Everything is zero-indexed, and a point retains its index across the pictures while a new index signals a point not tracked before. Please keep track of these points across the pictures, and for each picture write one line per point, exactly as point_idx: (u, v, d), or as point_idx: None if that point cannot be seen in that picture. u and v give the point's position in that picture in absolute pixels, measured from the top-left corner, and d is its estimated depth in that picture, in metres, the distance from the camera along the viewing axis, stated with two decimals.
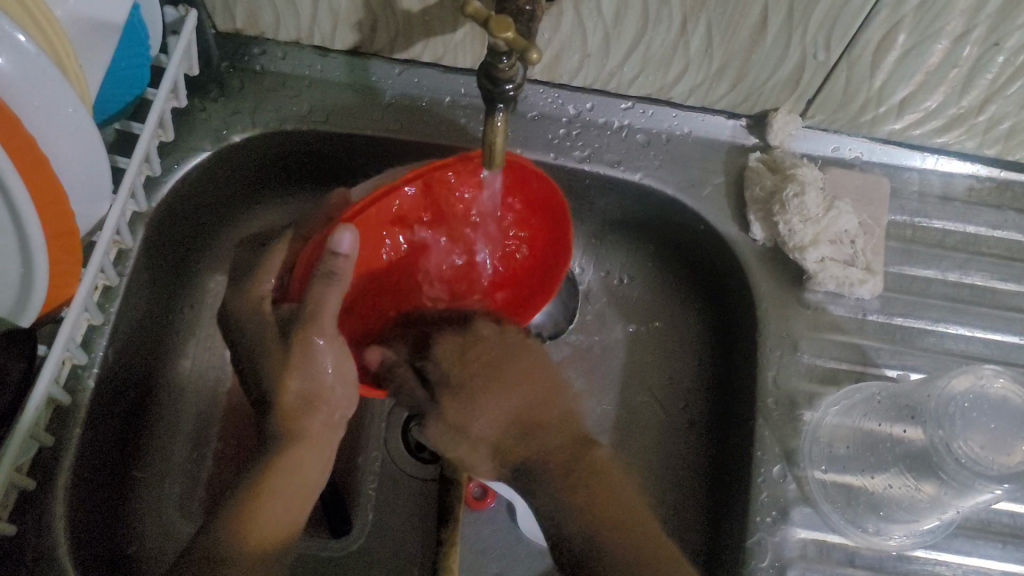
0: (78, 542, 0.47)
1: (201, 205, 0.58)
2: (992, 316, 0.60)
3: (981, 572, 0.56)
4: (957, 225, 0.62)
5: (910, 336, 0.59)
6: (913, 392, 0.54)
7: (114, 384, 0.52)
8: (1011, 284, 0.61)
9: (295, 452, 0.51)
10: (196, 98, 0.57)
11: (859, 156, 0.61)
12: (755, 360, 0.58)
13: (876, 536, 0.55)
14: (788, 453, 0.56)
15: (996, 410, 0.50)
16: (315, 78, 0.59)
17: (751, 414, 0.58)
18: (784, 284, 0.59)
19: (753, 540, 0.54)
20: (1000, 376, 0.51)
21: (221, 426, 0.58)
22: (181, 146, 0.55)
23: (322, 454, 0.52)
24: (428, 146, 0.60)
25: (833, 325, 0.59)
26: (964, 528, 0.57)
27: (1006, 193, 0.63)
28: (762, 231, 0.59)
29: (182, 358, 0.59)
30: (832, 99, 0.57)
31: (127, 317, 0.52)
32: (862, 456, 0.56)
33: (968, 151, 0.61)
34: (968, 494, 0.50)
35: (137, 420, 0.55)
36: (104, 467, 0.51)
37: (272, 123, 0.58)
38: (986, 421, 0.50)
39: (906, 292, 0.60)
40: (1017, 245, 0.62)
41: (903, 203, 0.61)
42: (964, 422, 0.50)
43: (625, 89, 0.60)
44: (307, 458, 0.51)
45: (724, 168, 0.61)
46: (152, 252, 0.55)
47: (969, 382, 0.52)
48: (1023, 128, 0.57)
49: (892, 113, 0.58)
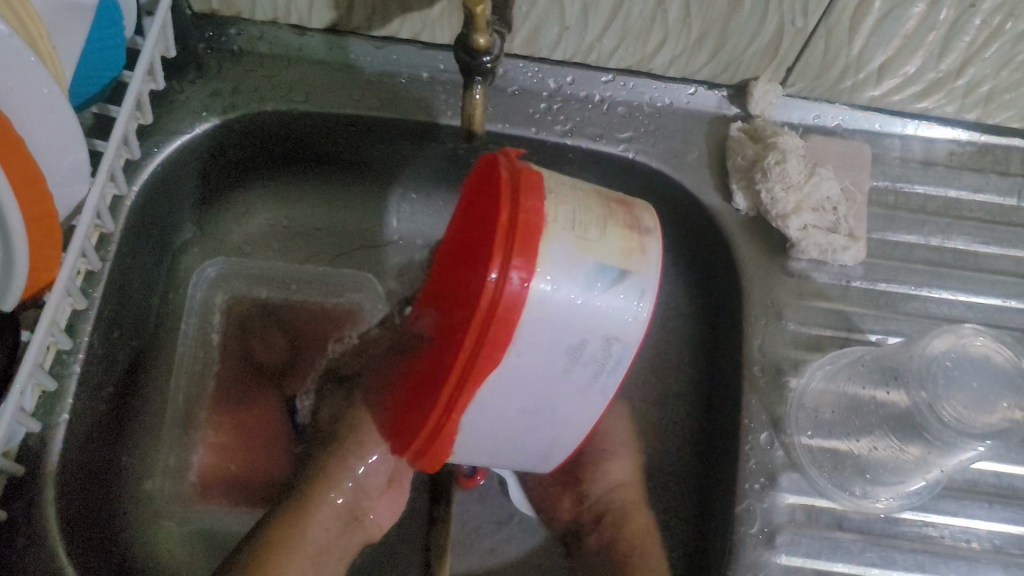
0: (70, 525, 0.50)
1: (188, 189, 0.61)
2: (975, 279, 0.59)
3: (971, 533, 0.53)
4: (939, 190, 0.61)
5: (894, 301, 0.58)
6: (896, 354, 0.51)
7: (102, 367, 0.55)
8: (992, 248, 0.60)
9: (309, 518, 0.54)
10: (175, 80, 0.59)
11: (841, 124, 0.61)
12: (740, 329, 0.57)
13: (863, 500, 0.53)
14: (775, 420, 0.55)
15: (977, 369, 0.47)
16: (294, 57, 0.60)
17: (736, 382, 0.56)
18: (767, 251, 0.58)
19: (742, 507, 0.53)
20: (981, 335, 0.48)
21: (210, 411, 0.62)
22: (162, 127, 0.57)
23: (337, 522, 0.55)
24: (410, 124, 0.60)
25: (818, 292, 0.58)
26: (951, 489, 0.54)
27: (987, 157, 0.62)
28: (745, 200, 0.58)
29: (170, 342, 0.62)
30: (812, 66, 0.57)
31: (108, 302, 0.54)
32: (846, 420, 0.53)
33: (948, 117, 0.61)
34: (952, 454, 0.47)
35: (124, 403, 0.58)
36: (92, 450, 0.54)
37: (251, 103, 0.59)
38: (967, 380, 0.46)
39: (889, 259, 0.59)
40: (997, 208, 0.61)
41: (885, 168, 0.61)
42: (946, 380, 0.47)
43: (605, 61, 0.59)
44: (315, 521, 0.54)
45: (705, 139, 0.60)
46: (135, 240, 0.57)
47: (949, 342, 0.48)
48: (1001, 91, 0.57)
49: (871, 79, 0.57)
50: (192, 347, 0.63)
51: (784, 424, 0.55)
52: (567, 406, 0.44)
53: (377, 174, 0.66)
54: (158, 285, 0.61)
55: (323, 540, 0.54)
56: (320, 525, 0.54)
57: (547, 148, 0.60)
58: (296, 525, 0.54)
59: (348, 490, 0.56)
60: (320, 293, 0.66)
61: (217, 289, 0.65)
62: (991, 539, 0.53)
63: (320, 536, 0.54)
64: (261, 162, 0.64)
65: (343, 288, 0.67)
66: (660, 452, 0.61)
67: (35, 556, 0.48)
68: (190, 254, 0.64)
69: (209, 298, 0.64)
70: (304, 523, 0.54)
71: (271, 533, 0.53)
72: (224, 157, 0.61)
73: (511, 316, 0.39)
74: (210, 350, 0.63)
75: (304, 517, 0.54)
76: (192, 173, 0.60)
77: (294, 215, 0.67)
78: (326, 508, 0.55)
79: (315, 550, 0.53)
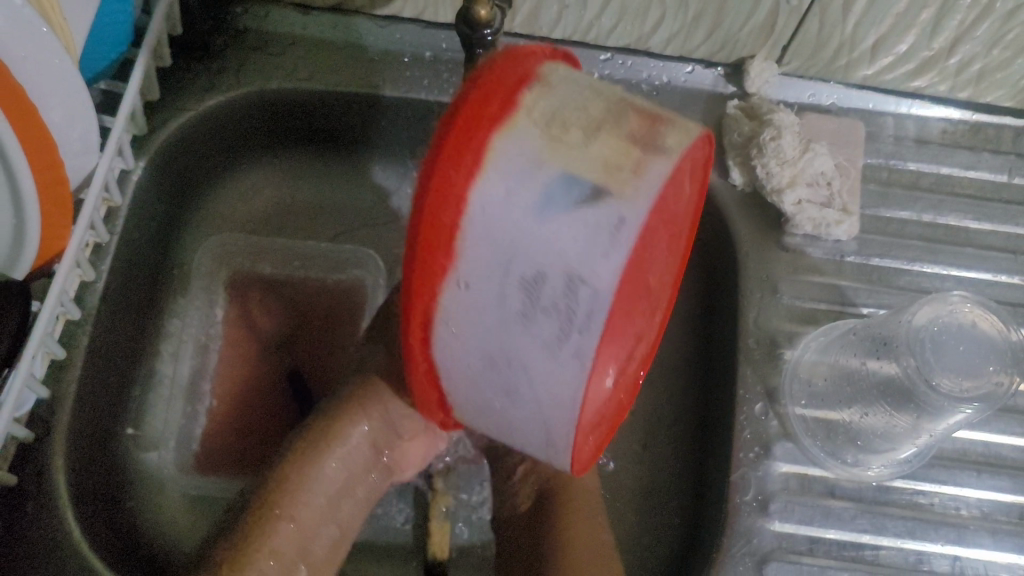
0: (79, 492, 0.51)
1: (192, 164, 0.62)
2: (966, 254, 0.60)
3: (961, 500, 0.54)
4: (932, 167, 0.62)
5: (886, 276, 0.59)
6: (885, 323, 0.52)
7: (110, 338, 0.56)
8: (983, 224, 0.61)
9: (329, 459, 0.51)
10: (180, 58, 0.59)
11: (836, 102, 0.62)
12: (736, 302, 0.58)
13: (855, 468, 0.54)
14: (770, 391, 0.56)
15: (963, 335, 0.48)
16: (297, 35, 0.61)
17: (732, 354, 0.58)
18: (762, 226, 0.59)
19: (737, 475, 0.54)
20: (968, 302, 0.49)
21: (214, 384, 0.63)
22: (168, 104, 0.58)
23: (354, 462, 0.52)
24: (413, 101, 0.62)
25: (812, 267, 0.59)
26: (941, 458, 0.55)
27: (979, 135, 0.63)
28: (741, 176, 0.59)
29: (175, 317, 0.63)
30: (807, 45, 0.58)
31: (115, 274, 0.55)
32: (838, 389, 0.55)
33: (940, 95, 0.62)
34: (942, 417, 0.48)
35: (131, 375, 0.59)
36: (99, 420, 0.55)
37: (256, 81, 0.60)
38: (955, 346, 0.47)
39: (882, 234, 0.60)
40: (989, 185, 0.62)
41: (879, 146, 0.62)
42: (931, 345, 0.48)
43: (603, 40, 0.60)
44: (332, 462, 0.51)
45: (703, 117, 0.61)
46: (142, 214, 0.58)
47: (937, 310, 0.49)
48: (992, 69, 0.58)
49: (865, 58, 0.58)
50: (195, 322, 0.64)
51: (779, 395, 0.56)
52: (537, 372, 0.35)
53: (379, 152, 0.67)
54: (162, 261, 0.62)
55: (343, 481, 0.52)
56: (337, 466, 0.51)
57: None
58: (317, 465, 0.51)
59: (372, 429, 0.53)
60: (322, 270, 0.67)
61: (221, 265, 0.65)
62: (979, 506, 0.54)
63: (336, 475, 0.51)
64: (265, 140, 0.65)
65: (344, 265, 0.67)
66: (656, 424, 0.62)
67: (45, 520, 0.49)
68: (194, 231, 0.65)
69: (213, 271, 0.65)
70: (322, 467, 0.51)
71: (291, 470, 0.50)
72: (228, 133, 0.62)
73: (445, 220, 0.32)
74: (213, 325, 0.64)
75: (327, 460, 0.51)
76: (197, 149, 0.61)
77: (296, 192, 0.68)
78: (346, 447, 0.52)
79: (332, 491, 0.51)
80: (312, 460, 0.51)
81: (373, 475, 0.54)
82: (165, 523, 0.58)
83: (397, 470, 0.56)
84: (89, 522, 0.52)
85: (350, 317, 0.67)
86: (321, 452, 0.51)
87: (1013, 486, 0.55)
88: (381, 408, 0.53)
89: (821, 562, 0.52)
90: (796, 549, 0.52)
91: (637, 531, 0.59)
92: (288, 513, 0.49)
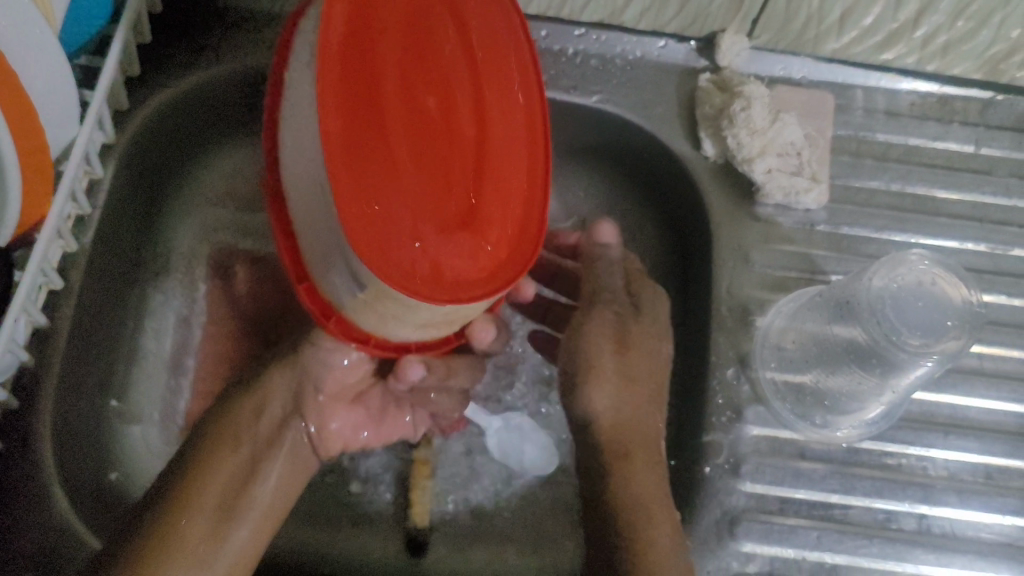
0: (64, 459, 0.53)
1: (175, 140, 0.63)
2: (933, 223, 0.61)
3: (927, 460, 0.56)
4: (900, 138, 0.63)
5: (856, 245, 0.60)
6: (844, 286, 0.53)
7: (95, 309, 0.57)
8: (951, 193, 0.62)
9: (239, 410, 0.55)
10: (161, 36, 0.60)
11: (806, 75, 0.63)
12: (709, 271, 0.59)
13: (824, 429, 0.55)
14: (741, 356, 0.57)
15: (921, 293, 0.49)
16: (276, 13, 0.62)
17: (705, 321, 0.59)
18: (734, 195, 0.60)
19: (709, 438, 0.55)
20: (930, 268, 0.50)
21: (198, 356, 0.64)
22: (150, 80, 0.59)
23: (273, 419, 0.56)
24: None
25: (783, 236, 0.60)
26: (908, 420, 0.57)
27: (947, 106, 0.64)
28: (713, 147, 0.60)
29: (160, 292, 0.64)
30: (775, 18, 0.59)
31: (98, 247, 0.56)
32: (803, 353, 0.55)
33: (908, 68, 0.63)
34: (904, 371, 0.49)
35: (117, 347, 0.60)
36: (84, 390, 0.56)
37: (237, 58, 0.61)
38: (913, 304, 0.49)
39: (852, 203, 0.61)
40: (957, 156, 0.63)
41: (849, 118, 0.63)
42: (891, 302, 0.49)
43: (578, 15, 0.61)
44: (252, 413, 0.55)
45: (676, 91, 0.62)
46: (124, 189, 0.59)
47: (894, 270, 0.50)
48: (958, 41, 0.59)
49: (834, 30, 0.60)
50: (178, 297, 0.65)
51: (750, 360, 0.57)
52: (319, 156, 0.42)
53: None
54: (147, 236, 0.63)
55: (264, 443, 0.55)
56: (259, 415, 0.56)
57: None
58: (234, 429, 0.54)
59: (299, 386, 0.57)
60: None
61: (205, 239, 0.67)
62: (946, 466, 0.56)
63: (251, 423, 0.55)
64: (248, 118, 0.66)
65: None
66: None
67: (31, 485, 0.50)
68: (177, 207, 0.66)
69: (196, 247, 0.67)
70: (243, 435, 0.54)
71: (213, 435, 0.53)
72: (209, 111, 0.63)
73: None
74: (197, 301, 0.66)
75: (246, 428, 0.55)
76: (178, 125, 0.62)
77: None
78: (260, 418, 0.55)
79: (248, 449, 0.54)
80: (230, 426, 0.54)
81: (296, 438, 0.57)
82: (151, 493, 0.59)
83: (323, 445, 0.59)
84: (75, 488, 0.53)
85: None
86: (238, 420, 0.55)
87: (979, 446, 0.56)
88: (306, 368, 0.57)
89: (791, 521, 0.54)
90: (766, 509, 0.54)
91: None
92: (207, 471, 0.51)
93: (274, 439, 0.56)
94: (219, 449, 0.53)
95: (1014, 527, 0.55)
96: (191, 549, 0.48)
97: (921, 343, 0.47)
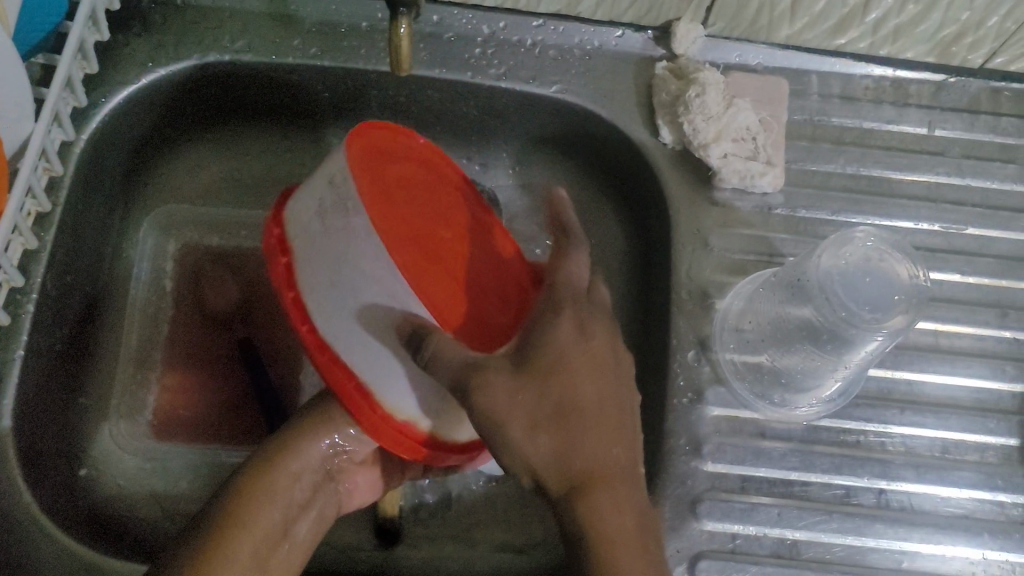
0: (28, 454, 0.53)
1: (137, 139, 0.63)
2: (888, 204, 0.62)
3: (885, 436, 0.57)
4: (855, 122, 0.64)
5: (812, 227, 0.61)
6: (797, 267, 0.54)
7: (58, 305, 0.57)
8: (905, 174, 0.63)
9: (271, 471, 0.53)
10: (120, 34, 0.61)
11: (761, 62, 0.64)
12: (670, 256, 0.60)
13: (783, 408, 0.56)
14: (702, 338, 0.58)
15: (870, 272, 0.50)
16: (234, 9, 0.63)
17: (666, 305, 0.60)
18: (692, 181, 0.61)
19: (671, 420, 0.56)
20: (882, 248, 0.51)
21: (164, 355, 0.64)
22: (109, 79, 0.60)
23: (310, 479, 0.55)
24: (352, 70, 0.63)
25: (741, 219, 0.61)
26: (866, 397, 0.58)
27: (901, 90, 0.65)
28: (671, 134, 0.61)
29: (125, 290, 0.65)
30: (728, 6, 0.60)
31: (60, 245, 0.56)
32: (762, 335, 0.56)
33: (861, 53, 0.64)
34: (856, 348, 0.50)
35: (82, 344, 0.60)
36: (50, 386, 0.56)
37: (196, 54, 0.61)
38: (863, 282, 0.50)
39: (808, 186, 0.62)
40: (911, 138, 0.64)
41: (804, 103, 0.64)
42: (840, 278, 0.50)
43: (535, 6, 0.62)
44: (267, 488, 0.52)
45: (633, 79, 0.63)
46: (86, 186, 0.59)
47: (844, 250, 0.51)
48: (908, 25, 0.61)
49: (786, 17, 0.60)
50: (144, 297, 0.65)
51: (710, 342, 0.58)
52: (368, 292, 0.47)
53: (323, 124, 0.68)
54: (111, 234, 0.63)
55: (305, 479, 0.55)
56: (278, 484, 0.52)
57: (482, 91, 0.63)
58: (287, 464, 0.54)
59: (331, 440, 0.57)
60: None
61: (169, 237, 0.67)
62: (903, 441, 0.57)
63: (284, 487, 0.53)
64: (211, 114, 0.66)
65: None
66: None
67: None
68: (141, 206, 0.66)
69: (162, 245, 0.67)
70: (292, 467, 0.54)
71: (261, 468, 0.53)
72: (170, 107, 0.64)
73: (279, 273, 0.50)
74: (163, 298, 0.66)
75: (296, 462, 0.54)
76: (139, 124, 0.63)
77: (241, 167, 0.69)
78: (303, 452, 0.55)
79: (282, 508, 0.52)
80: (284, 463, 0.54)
81: (323, 493, 0.56)
82: (118, 489, 0.60)
83: (346, 501, 0.58)
84: (40, 484, 0.53)
85: None
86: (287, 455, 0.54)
87: (936, 421, 0.57)
88: (337, 422, 0.56)
89: (751, 499, 0.54)
90: (728, 488, 0.55)
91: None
92: (246, 524, 0.49)
93: (307, 500, 0.54)
94: (260, 486, 0.52)
95: (972, 500, 0.56)
96: (241, 566, 0.47)
97: (869, 318, 0.48)
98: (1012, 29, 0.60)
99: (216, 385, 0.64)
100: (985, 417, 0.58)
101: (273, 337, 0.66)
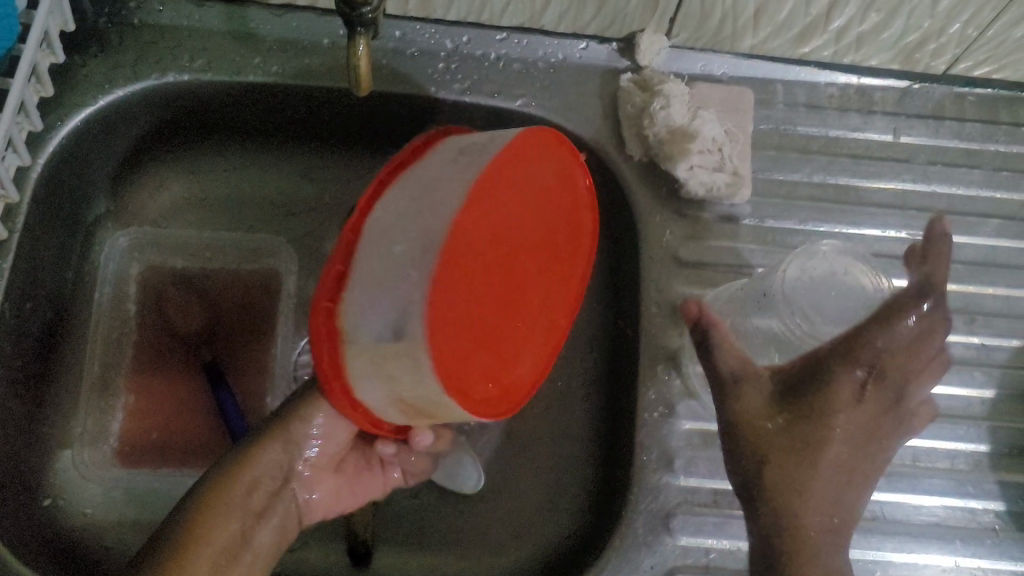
0: None
1: (95, 161, 0.62)
2: (854, 213, 0.62)
3: None
4: (821, 130, 0.64)
5: (780, 238, 0.61)
6: (759, 281, 0.54)
7: (17, 335, 0.56)
8: (871, 182, 0.63)
9: (227, 483, 0.50)
10: (76, 55, 0.60)
11: (726, 72, 0.64)
12: (639, 269, 0.60)
13: None
14: (672, 352, 0.58)
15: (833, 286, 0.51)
16: (193, 28, 0.62)
17: (636, 319, 0.59)
18: (659, 193, 0.61)
19: (642, 435, 0.56)
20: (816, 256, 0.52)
21: (130, 380, 0.63)
22: (65, 102, 0.59)
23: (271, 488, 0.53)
24: (315, 88, 0.62)
25: (709, 231, 0.61)
26: None
27: (866, 97, 0.65)
28: (637, 147, 0.61)
29: (87, 315, 0.64)
30: (691, 17, 0.59)
31: (18, 273, 0.55)
32: None
33: (826, 61, 0.64)
34: None
35: (42, 372, 0.59)
36: (10, 417, 0.55)
37: (154, 74, 0.60)
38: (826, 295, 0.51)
39: (776, 196, 0.62)
40: (877, 145, 0.64)
41: (770, 112, 0.64)
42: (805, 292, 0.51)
43: (498, 20, 0.62)
44: (225, 502, 0.50)
45: (598, 92, 0.63)
46: (43, 212, 0.58)
47: (808, 263, 0.52)
48: (871, 34, 0.61)
49: (749, 27, 0.60)
50: (106, 320, 0.64)
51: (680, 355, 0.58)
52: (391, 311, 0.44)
53: (287, 141, 0.67)
54: (71, 258, 0.63)
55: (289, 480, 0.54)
56: (235, 497, 0.50)
57: (447, 106, 0.63)
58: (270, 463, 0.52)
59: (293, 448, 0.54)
60: (236, 261, 0.67)
61: (131, 259, 0.66)
62: None
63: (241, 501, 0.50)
64: (172, 133, 0.65)
65: (258, 255, 0.68)
66: (569, 393, 0.64)
67: None
68: (101, 228, 0.65)
69: (125, 267, 0.66)
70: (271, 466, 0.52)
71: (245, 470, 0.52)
72: (129, 128, 0.63)
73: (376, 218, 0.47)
74: (126, 321, 0.65)
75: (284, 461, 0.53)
76: (97, 146, 0.62)
77: (204, 185, 0.68)
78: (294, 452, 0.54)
79: (238, 523, 0.50)
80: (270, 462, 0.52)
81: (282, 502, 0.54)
82: (83, 517, 0.59)
83: (305, 508, 0.55)
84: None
85: (266, 303, 0.67)
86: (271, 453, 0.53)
87: None
88: (294, 430, 0.53)
89: (725, 512, 0.55)
90: (700, 502, 0.55)
91: (571, 515, 0.60)
92: (202, 542, 0.48)
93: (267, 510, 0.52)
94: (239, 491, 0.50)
95: (944, 508, 0.56)
96: None
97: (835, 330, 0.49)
98: (975, 36, 0.60)
99: (180, 410, 0.63)
100: (954, 424, 0.58)
101: (240, 359, 0.65)
